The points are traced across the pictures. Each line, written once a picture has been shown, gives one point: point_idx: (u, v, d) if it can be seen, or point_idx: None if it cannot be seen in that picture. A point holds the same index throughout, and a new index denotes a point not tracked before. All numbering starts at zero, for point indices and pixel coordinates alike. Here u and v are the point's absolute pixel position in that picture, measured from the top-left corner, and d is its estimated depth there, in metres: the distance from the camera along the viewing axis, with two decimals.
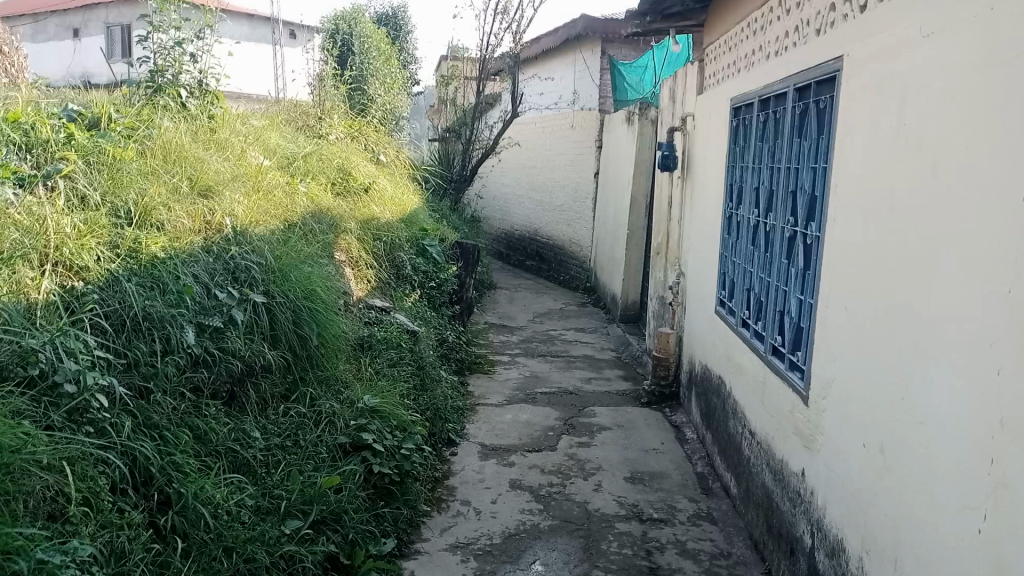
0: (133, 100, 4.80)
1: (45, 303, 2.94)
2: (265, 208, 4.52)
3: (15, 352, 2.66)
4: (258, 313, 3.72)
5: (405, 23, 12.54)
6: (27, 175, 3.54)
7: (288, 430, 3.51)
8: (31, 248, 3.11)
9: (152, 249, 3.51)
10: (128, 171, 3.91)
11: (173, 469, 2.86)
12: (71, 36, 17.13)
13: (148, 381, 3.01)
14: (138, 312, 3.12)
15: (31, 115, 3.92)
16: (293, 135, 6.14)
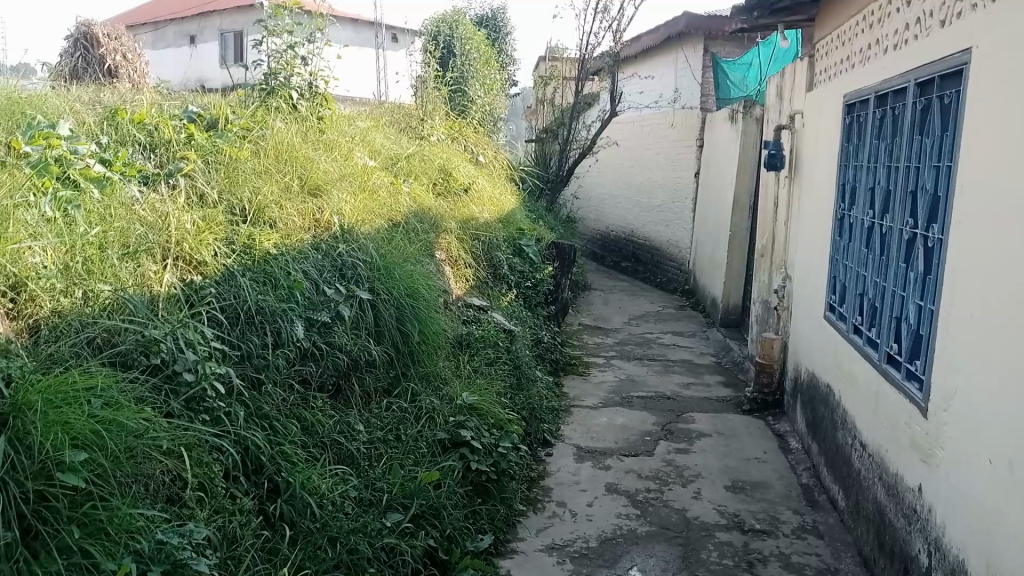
0: (248, 103, 4.99)
1: (167, 295, 3.07)
2: (370, 207, 4.61)
3: (140, 341, 2.76)
4: (364, 309, 3.80)
5: (504, 25, 12.61)
6: (151, 174, 3.74)
7: (390, 424, 3.58)
8: (155, 243, 3.26)
9: (266, 246, 3.64)
10: (243, 170, 4.06)
11: (282, 458, 2.95)
12: (188, 43, 18.03)
13: (260, 372, 3.12)
14: (252, 305, 3.23)
15: (155, 117, 4.13)
16: (396, 135, 6.25)
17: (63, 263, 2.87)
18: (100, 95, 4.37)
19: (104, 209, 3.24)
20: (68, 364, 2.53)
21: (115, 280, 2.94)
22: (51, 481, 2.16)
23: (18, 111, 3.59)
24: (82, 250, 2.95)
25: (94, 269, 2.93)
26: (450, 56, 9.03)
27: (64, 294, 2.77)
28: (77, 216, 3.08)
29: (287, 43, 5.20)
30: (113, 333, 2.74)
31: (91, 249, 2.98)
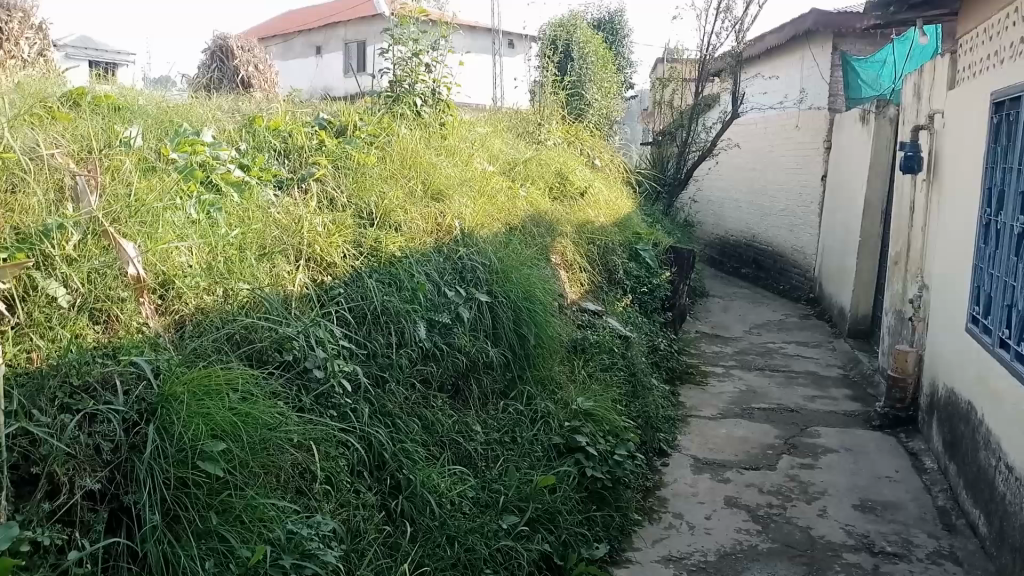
0: (376, 110, 5.13)
1: (300, 295, 3.21)
2: (490, 211, 4.66)
3: (275, 337, 2.88)
4: (483, 311, 3.85)
5: (621, 27, 12.51)
6: (285, 179, 3.90)
7: (507, 426, 3.60)
8: (291, 245, 3.39)
9: (391, 248, 3.75)
10: (371, 175, 4.18)
11: (404, 455, 3.02)
12: (314, 53, 18.82)
13: (384, 370, 3.21)
14: (377, 306, 3.34)
15: (289, 124, 4.32)
16: (514, 140, 6.30)
17: (206, 262, 3.00)
18: (240, 105, 4.60)
19: (243, 213, 3.38)
20: (210, 358, 2.67)
21: (253, 279, 3.08)
22: (192, 468, 2.31)
23: (168, 119, 3.81)
24: (224, 250, 3.09)
25: (234, 268, 3.07)
26: (568, 60, 9.00)
27: (206, 292, 2.90)
28: (218, 218, 3.23)
29: (412, 51, 5.32)
30: (251, 330, 2.87)
31: (231, 250, 3.13)
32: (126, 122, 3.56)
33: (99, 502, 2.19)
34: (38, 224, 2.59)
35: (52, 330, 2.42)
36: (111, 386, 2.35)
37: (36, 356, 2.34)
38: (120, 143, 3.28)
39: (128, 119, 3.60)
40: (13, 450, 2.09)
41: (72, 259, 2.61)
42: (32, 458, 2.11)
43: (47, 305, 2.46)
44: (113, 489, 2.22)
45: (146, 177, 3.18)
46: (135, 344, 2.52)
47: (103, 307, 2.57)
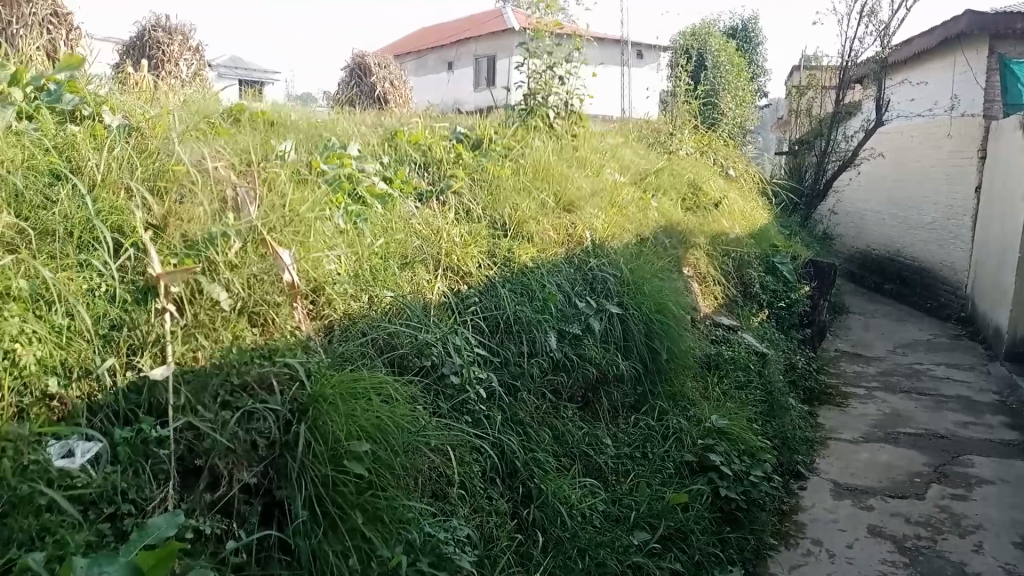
0: (510, 122, 5.21)
1: (438, 303, 3.30)
2: (621, 222, 4.63)
3: (414, 343, 2.97)
4: (614, 323, 3.81)
5: (755, 35, 12.19)
6: (425, 191, 3.99)
7: (637, 440, 3.55)
8: (431, 255, 3.49)
9: (524, 259, 3.79)
10: (505, 187, 4.23)
11: (536, 465, 3.03)
12: (446, 69, 19.37)
13: (516, 379, 3.25)
14: (510, 315, 3.38)
15: (429, 138, 4.45)
16: (646, 151, 6.24)
17: (352, 270, 3.13)
18: (382, 119, 4.79)
19: (386, 223, 3.50)
20: (353, 362, 2.77)
21: (395, 287, 3.20)
22: (338, 467, 2.40)
23: (318, 134, 4.00)
24: (368, 259, 3.22)
25: (378, 276, 3.19)
26: (700, 70, 8.85)
27: (353, 298, 3.03)
28: (364, 229, 3.36)
29: (547, 64, 5.37)
30: (393, 336, 2.97)
31: (375, 259, 3.25)
32: (281, 136, 3.76)
33: (254, 496, 2.31)
34: (203, 230, 2.74)
35: (215, 331, 2.57)
36: (267, 386, 2.46)
37: (201, 356, 2.48)
38: (275, 156, 3.44)
39: (282, 134, 3.81)
40: (179, 442, 2.25)
41: (234, 264, 2.74)
42: (196, 450, 2.26)
43: (210, 309, 2.60)
44: (266, 483, 2.34)
45: (299, 188, 3.32)
46: (289, 347, 2.66)
47: (261, 311, 2.72)
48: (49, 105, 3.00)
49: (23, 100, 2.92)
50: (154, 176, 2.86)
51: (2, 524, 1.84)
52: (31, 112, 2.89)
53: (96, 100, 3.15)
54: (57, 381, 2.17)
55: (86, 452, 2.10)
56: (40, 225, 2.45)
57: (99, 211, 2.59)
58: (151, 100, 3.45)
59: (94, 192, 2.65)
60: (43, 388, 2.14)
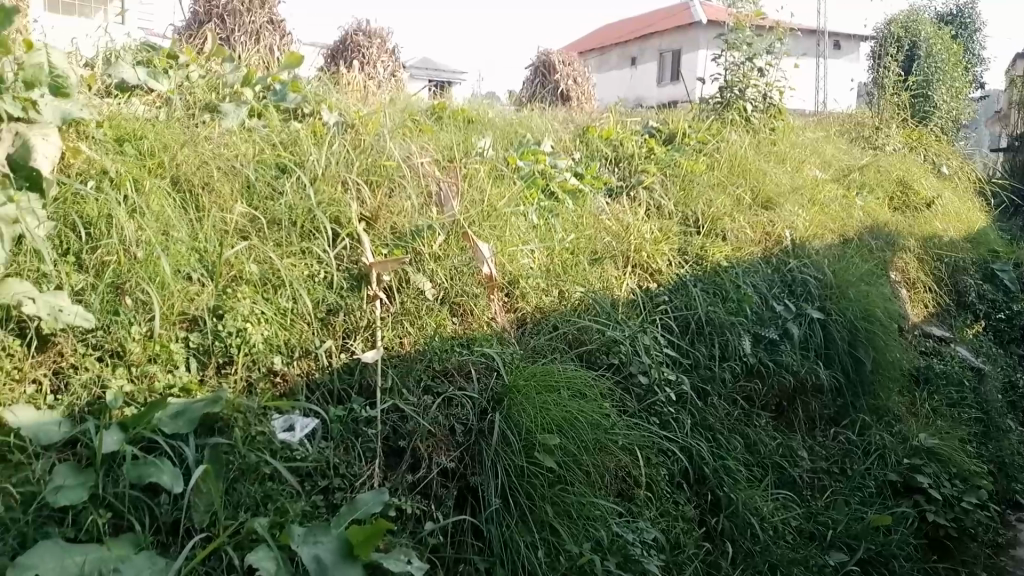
0: (706, 117, 5.06)
1: (628, 300, 3.26)
2: (824, 221, 4.37)
3: (603, 340, 2.94)
4: (814, 329, 3.60)
5: (973, 20, 11.14)
6: (615, 187, 3.95)
7: (836, 455, 3.34)
8: (622, 251, 3.44)
9: (717, 258, 3.66)
10: (698, 182, 4.11)
11: (725, 473, 2.91)
12: (629, 65, 19.21)
13: (706, 382, 3.14)
14: (702, 316, 3.28)
15: (621, 132, 4.41)
16: (849, 146, 5.86)
17: (544, 264, 3.15)
18: (574, 116, 4.81)
19: (577, 218, 3.48)
20: (545, 356, 2.78)
21: (586, 283, 3.18)
22: (530, 458, 2.43)
23: (513, 130, 4.07)
24: (560, 255, 3.22)
25: (570, 271, 3.19)
26: (911, 59, 8.20)
27: (545, 293, 3.05)
28: (556, 225, 3.36)
29: (746, 55, 5.17)
30: (583, 332, 2.95)
31: (567, 254, 3.25)
32: (479, 132, 3.85)
33: (451, 480, 2.38)
34: (411, 224, 2.87)
35: (420, 320, 2.66)
36: (466, 373, 2.58)
37: (407, 342, 2.59)
38: (475, 153, 3.52)
39: (480, 130, 3.91)
40: (386, 423, 2.36)
41: (438, 256, 2.84)
42: (400, 432, 2.35)
43: (416, 297, 2.70)
44: (462, 469, 2.41)
45: (497, 184, 3.37)
46: (486, 337, 2.73)
47: (461, 302, 2.79)
48: (275, 104, 3.28)
49: (254, 99, 3.26)
50: (367, 170, 3.01)
51: (232, 489, 2.01)
52: (261, 110, 3.18)
53: (316, 98, 3.37)
54: (281, 359, 2.34)
55: (304, 427, 2.25)
56: (269, 215, 2.66)
57: (320, 203, 2.76)
58: (363, 99, 3.64)
59: (315, 184, 2.83)
60: (269, 365, 2.30)
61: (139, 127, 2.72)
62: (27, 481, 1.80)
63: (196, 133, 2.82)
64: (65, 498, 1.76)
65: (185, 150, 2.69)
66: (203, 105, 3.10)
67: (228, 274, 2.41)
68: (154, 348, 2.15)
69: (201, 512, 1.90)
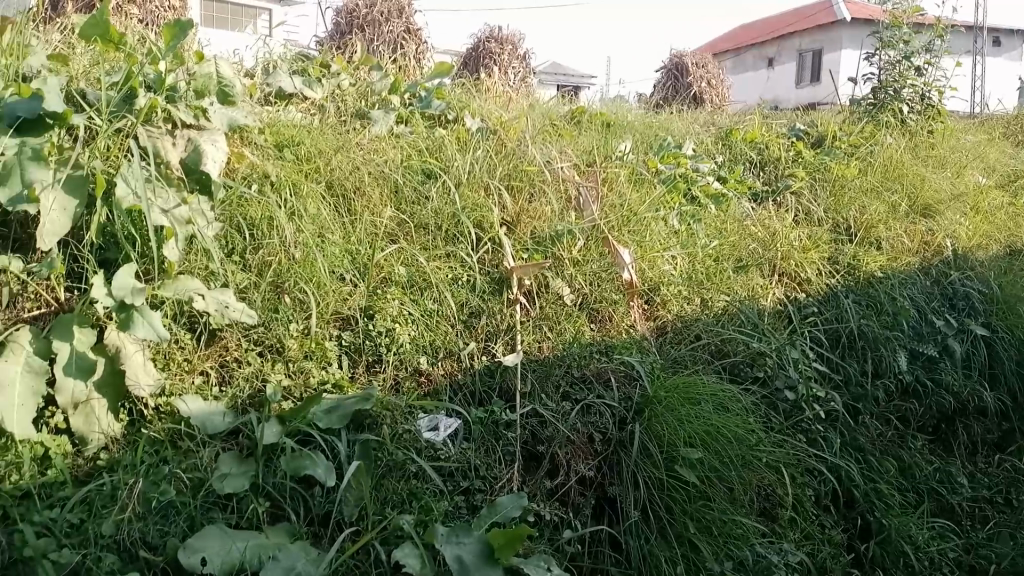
0: (859, 119, 4.82)
1: (774, 310, 3.13)
2: (989, 230, 4.06)
3: (748, 352, 2.84)
4: (978, 346, 3.34)
5: None
6: (760, 192, 3.83)
7: (1001, 483, 3.06)
8: (769, 259, 3.32)
9: (872, 267, 3.46)
10: (850, 187, 3.91)
11: (877, 497, 2.74)
12: (766, 66, 18.65)
13: (857, 401, 2.98)
14: (853, 328, 3.13)
15: (766, 135, 4.27)
16: (1017, 149, 5.43)
17: (687, 271, 3.06)
18: (714, 118, 4.69)
19: (721, 223, 3.39)
20: (686, 367, 2.71)
21: (731, 291, 3.08)
22: (670, 471, 2.38)
23: (654, 134, 4.01)
24: (704, 262, 3.12)
25: (714, 279, 3.10)
26: None
27: (688, 300, 2.97)
28: (699, 229, 3.27)
29: (902, 54, 4.89)
30: (727, 342, 2.86)
31: (711, 260, 3.15)
32: (619, 136, 3.81)
33: (589, 488, 2.36)
34: (551, 228, 2.85)
35: (560, 325, 2.64)
36: (604, 380, 2.54)
37: (546, 346, 2.58)
38: (616, 157, 3.47)
39: (620, 133, 3.88)
40: (525, 427, 2.35)
41: (578, 261, 2.82)
42: (540, 436, 2.34)
43: (555, 302, 2.68)
44: (600, 478, 2.38)
45: (638, 188, 3.31)
46: (626, 344, 2.67)
47: (600, 307, 2.76)
48: (421, 110, 3.37)
49: (401, 106, 3.38)
50: (510, 174, 3.03)
51: (380, 485, 2.07)
52: (408, 116, 3.28)
53: (459, 104, 3.44)
54: (426, 359, 2.39)
55: (447, 427, 2.28)
56: (416, 219, 2.74)
57: (465, 207, 2.81)
58: (505, 104, 3.68)
59: (460, 189, 2.88)
60: (415, 364, 2.36)
61: (296, 133, 2.85)
62: (196, 467, 1.92)
63: (348, 139, 2.94)
64: (230, 485, 1.86)
65: (338, 155, 2.80)
66: (354, 112, 3.22)
67: (379, 276, 2.50)
68: (310, 346, 2.24)
69: (351, 506, 1.97)
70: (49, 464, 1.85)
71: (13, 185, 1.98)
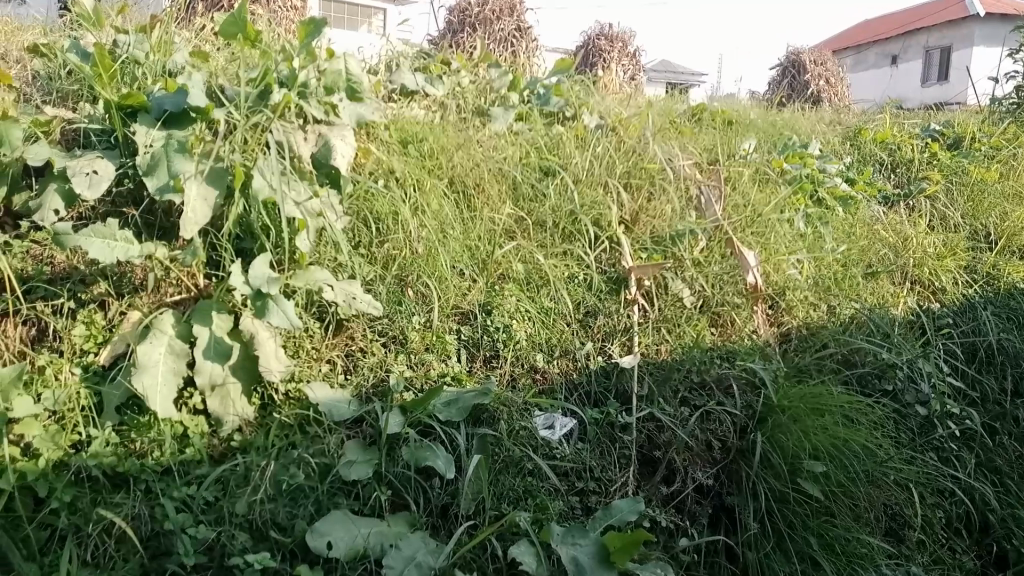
0: (1001, 119, 4.52)
1: (906, 319, 2.97)
2: None
3: (877, 363, 2.70)
4: None
5: None
6: (891, 194, 3.66)
7: None
8: (900, 265, 3.16)
9: (1014, 278, 3.24)
10: (991, 192, 3.67)
11: (1015, 523, 2.56)
12: (889, 63, 17.84)
13: (996, 420, 2.79)
14: (993, 342, 2.94)
15: (897, 136, 4.09)
16: None
17: (814, 276, 2.95)
18: (839, 117, 4.51)
19: (849, 227, 3.26)
20: (812, 376, 2.60)
21: (860, 299, 2.95)
22: (792, 484, 2.30)
23: (777, 133, 3.88)
24: (831, 267, 3.00)
25: (842, 286, 2.98)
26: None
27: (813, 306, 2.86)
28: (826, 233, 3.15)
29: None
30: (855, 352, 2.73)
31: (838, 265, 3.04)
32: (741, 134, 3.70)
33: (706, 497, 2.30)
34: (671, 228, 2.80)
35: (679, 328, 2.58)
36: (726, 388, 2.44)
37: (664, 349, 2.52)
38: (739, 155, 3.36)
39: (742, 131, 3.77)
40: (642, 430, 2.31)
41: (699, 262, 2.75)
42: (656, 441, 2.29)
43: (675, 305, 2.61)
44: (718, 487, 2.32)
45: (761, 188, 3.21)
46: (748, 351, 2.58)
47: (723, 311, 2.68)
48: (539, 107, 3.40)
49: (520, 103, 3.40)
50: (631, 172, 2.99)
51: (497, 480, 2.07)
52: (526, 113, 3.30)
53: (578, 102, 3.44)
54: (542, 356, 2.37)
55: (563, 426, 2.25)
56: (535, 216, 2.74)
57: (583, 205, 2.79)
58: (624, 101, 3.64)
59: (579, 186, 2.86)
60: (531, 361, 2.35)
61: (419, 130, 2.89)
62: (322, 453, 1.97)
63: (470, 136, 2.96)
64: (354, 472, 1.91)
65: (460, 152, 2.82)
66: (474, 110, 3.25)
67: (497, 273, 2.51)
68: (431, 339, 2.27)
69: (468, 499, 1.98)
70: (188, 443, 1.92)
71: (160, 175, 2.09)
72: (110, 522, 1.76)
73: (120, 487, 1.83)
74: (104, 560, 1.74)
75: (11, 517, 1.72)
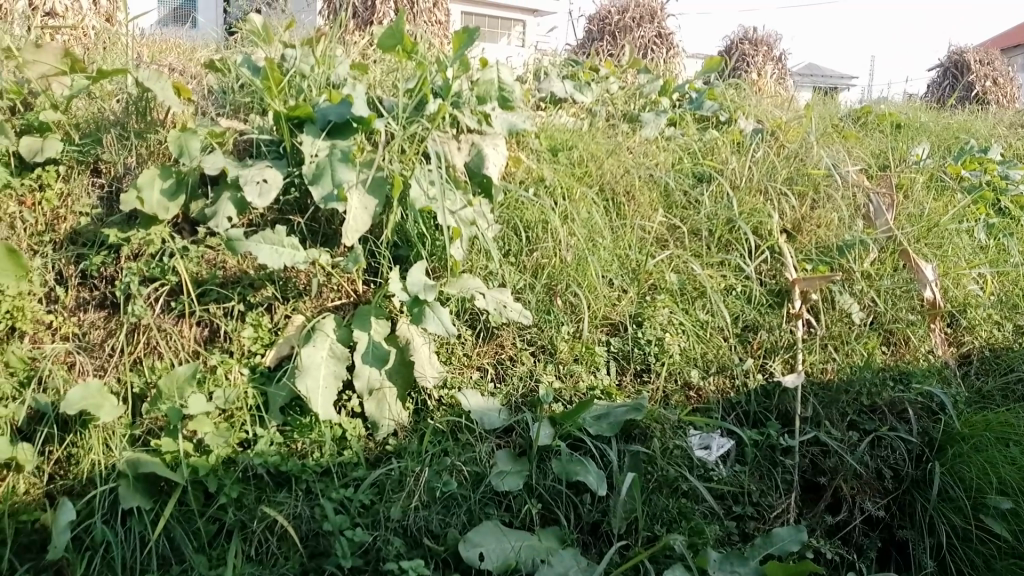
0: None
1: None
2: None
3: None
4: None
5: None
6: None
7: None
8: None
9: None
10: None
11: None
12: None
13: None
14: None
15: None
16: None
17: (999, 292, 2.71)
18: (1020, 120, 4.14)
19: None
20: (997, 403, 2.37)
21: None
22: (973, 520, 2.09)
23: (952, 137, 3.60)
24: (1019, 283, 2.76)
25: None
26: None
27: (998, 325, 2.60)
28: (1013, 246, 2.91)
29: None
30: None
31: None
32: (910, 138, 3.45)
33: (875, 529, 2.13)
34: (839, 239, 2.63)
35: (849, 346, 2.40)
36: (899, 412, 2.26)
37: (830, 368, 2.34)
38: (911, 161, 3.13)
39: (913, 135, 3.52)
40: (805, 455, 2.16)
41: (870, 276, 2.57)
42: (821, 467, 2.14)
43: (843, 321, 2.44)
44: (889, 519, 2.15)
45: (935, 197, 2.97)
46: (925, 372, 2.38)
47: (896, 329, 2.48)
48: (692, 112, 3.30)
49: (670, 108, 3.31)
50: (794, 178, 2.83)
51: (650, 500, 1.99)
52: (679, 118, 3.20)
53: (733, 106, 3.33)
54: (697, 372, 2.27)
55: (720, 447, 2.14)
56: (690, 224, 2.64)
57: (742, 213, 2.67)
58: (780, 104, 3.48)
59: (736, 194, 2.74)
60: (686, 377, 2.25)
61: (569, 138, 2.86)
62: (474, 461, 1.97)
63: (620, 142, 2.90)
64: (507, 484, 1.88)
65: (610, 160, 2.77)
66: (624, 116, 3.19)
67: (649, 283, 2.44)
68: (580, 350, 2.23)
69: (619, 518, 1.91)
70: (346, 445, 1.96)
71: (325, 183, 2.12)
72: (273, 519, 1.81)
73: (282, 485, 1.88)
74: (266, 556, 1.79)
75: (184, 510, 1.82)
